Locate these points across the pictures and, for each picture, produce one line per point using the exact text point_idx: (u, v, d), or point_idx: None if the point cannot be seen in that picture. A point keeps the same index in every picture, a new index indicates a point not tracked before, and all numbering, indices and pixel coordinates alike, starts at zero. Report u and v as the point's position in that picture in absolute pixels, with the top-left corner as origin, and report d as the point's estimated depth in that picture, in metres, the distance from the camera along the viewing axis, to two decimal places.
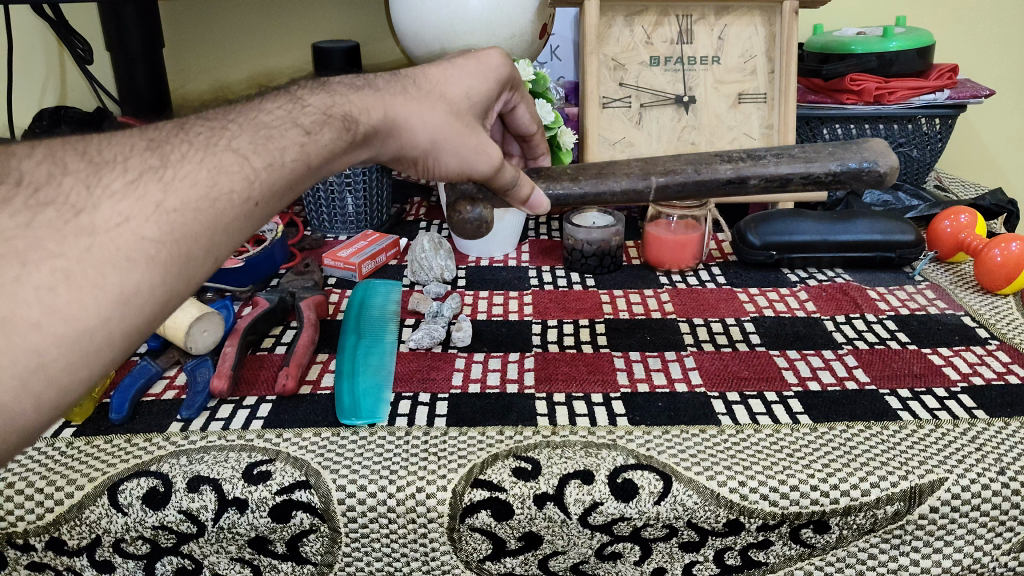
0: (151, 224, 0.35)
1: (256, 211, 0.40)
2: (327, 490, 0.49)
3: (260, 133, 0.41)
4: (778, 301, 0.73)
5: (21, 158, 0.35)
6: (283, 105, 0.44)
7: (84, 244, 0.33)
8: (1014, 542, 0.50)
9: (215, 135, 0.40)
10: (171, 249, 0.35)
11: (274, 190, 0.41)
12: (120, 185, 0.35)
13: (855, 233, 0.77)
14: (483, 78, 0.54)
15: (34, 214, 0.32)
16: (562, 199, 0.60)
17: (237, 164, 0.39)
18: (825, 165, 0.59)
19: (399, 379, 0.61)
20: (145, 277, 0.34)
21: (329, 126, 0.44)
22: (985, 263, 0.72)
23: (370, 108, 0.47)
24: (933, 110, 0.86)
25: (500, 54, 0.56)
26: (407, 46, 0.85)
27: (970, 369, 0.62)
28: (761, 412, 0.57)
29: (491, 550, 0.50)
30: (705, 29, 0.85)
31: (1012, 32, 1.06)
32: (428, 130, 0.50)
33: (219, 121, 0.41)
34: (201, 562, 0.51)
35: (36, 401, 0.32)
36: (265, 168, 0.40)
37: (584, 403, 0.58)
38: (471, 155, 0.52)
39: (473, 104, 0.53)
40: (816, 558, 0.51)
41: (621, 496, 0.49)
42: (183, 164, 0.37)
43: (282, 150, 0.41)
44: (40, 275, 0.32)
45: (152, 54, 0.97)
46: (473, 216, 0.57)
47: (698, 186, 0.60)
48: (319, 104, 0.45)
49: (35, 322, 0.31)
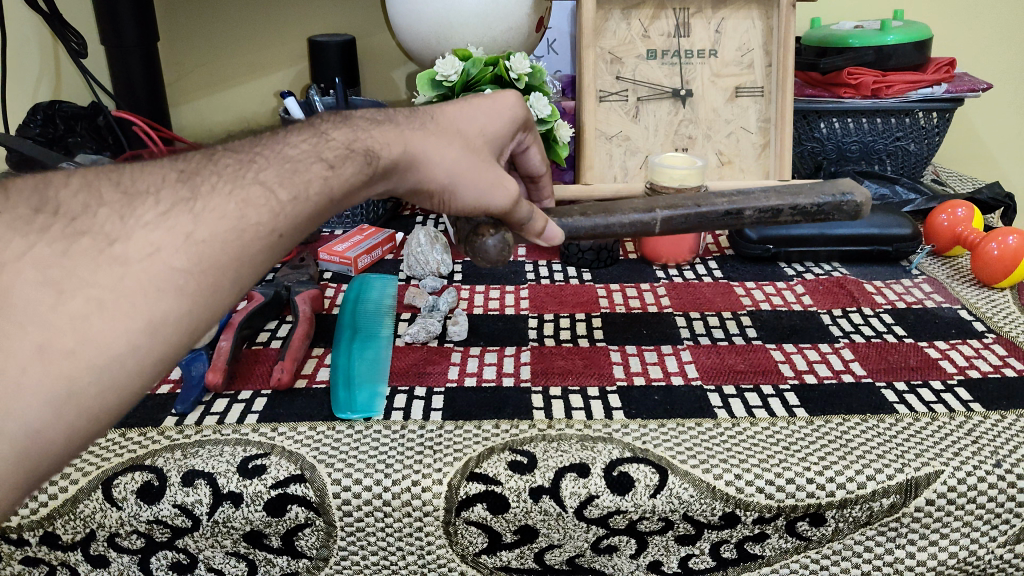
0: (180, 254, 0.35)
1: (283, 240, 0.39)
2: (323, 483, 0.49)
3: (287, 167, 0.41)
4: (775, 295, 0.73)
5: (57, 187, 0.35)
6: (309, 138, 0.44)
7: (116, 273, 0.33)
8: (1010, 535, 0.50)
9: (241, 167, 0.40)
10: (203, 280, 0.35)
11: (296, 224, 0.40)
12: (152, 217, 0.35)
13: (853, 227, 0.77)
14: (499, 118, 0.53)
15: (70, 243, 0.33)
16: (573, 232, 0.59)
17: (264, 197, 0.38)
18: (810, 198, 0.61)
19: (395, 375, 0.61)
20: (175, 306, 0.34)
21: (352, 160, 0.43)
22: (981, 257, 0.72)
23: (392, 143, 0.46)
24: (931, 104, 0.85)
25: (518, 96, 0.55)
26: (402, 38, 0.84)
27: (967, 363, 0.61)
28: (758, 406, 0.57)
29: (487, 543, 0.50)
30: (702, 22, 0.85)
31: (1010, 24, 1.05)
32: (443, 160, 0.48)
33: (247, 153, 0.41)
34: (196, 557, 0.50)
35: (68, 428, 0.32)
36: (290, 202, 0.39)
37: (581, 397, 0.58)
38: (488, 190, 0.51)
39: (489, 141, 0.52)
40: (812, 551, 0.50)
41: (617, 489, 0.49)
42: (212, 196, 0.37)
43: (306, 183, 0.41)
44: (74, 304, 0.32)
45: (147, 47, 0.99)
46: (494, 242, 0.54)
47: (700, 219, 0.60)
48: (342, 138, 0.45)
49: (69, 350, 0.32)
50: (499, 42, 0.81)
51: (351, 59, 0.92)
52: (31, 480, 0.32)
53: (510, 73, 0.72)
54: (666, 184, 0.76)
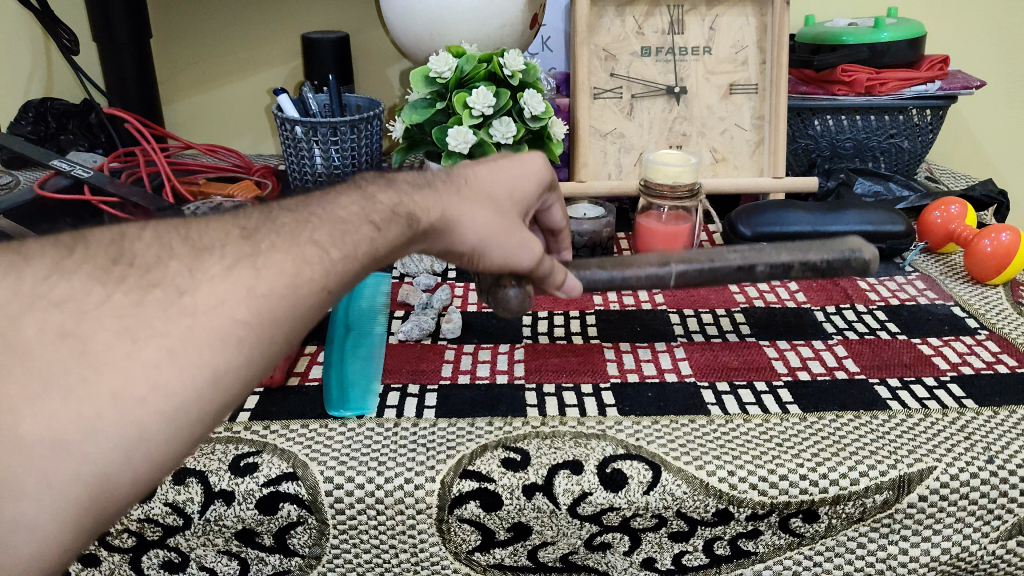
0: (243, 306, 0.34)
1: (331, 298, 0.38)
2: (315, 481, 0.49)
3: (337, 228, 0.39)
4: (769, 292, 0.73)
5: (131, 239, 0.35)
6: (356, 200, 0.42)
7: (185, 322, 0.32)
8: (1003, 530, 0.50)
9: (297, 227, 0.38)
10: (263, 333, 0.34)
11: (346, 283, 0.39)
12: (218, 270, 0.34)
13: (845, 224, 0.76)
14: (527, 180, 0.51)
15: (144, 293, 0.32)
16: (589, 285, 0.57)
17: (318, 257, 0.37)
18: (821, 254, 0.57)
19: (388, 372, 0.61)
20: (236, 357, 0.33)
21: (397, 224, 0.42)
22: (975, 254, 0.72)
23: (430, 206, 0.44)
24: (925, 101, 0.85)
25: (543, 157, 0.53)
26: (396, 36, 0.84)
27: (960, 359, 0.62)
28: (751, 403, 0.57)
29: (480, 541, 0.50)
30: (696, 19, 0.85)
31: (1002, 22, 1.06)
32: (476, 226, 0.46)
33: (303, 213, 0.40)
34: (188, 555, 0.50)
35: (134, 474, 0.31)
36: (341, 260, 0.38)
37: (574, 394, 0.58)
38: (516, 251, 0.48)
39: (518, 202, 0.50)
40: (805, 547, 0.51)
41: (610, 486, 0.49)
42: (273, 254, 0.36)
43: (356, 244, 0.39)
44: (147, 352, 0.31)
45: (140, 44, 0.98)
46: (515, 294, 0.52)
47: (715, 273, 0.56)
48: (387, 201, 0.43)
49: (141, 397, 0.31)
50: (493, 40, 0.81)
51: (345, 56, 0.92)
52: (92, 528, 0.31)
53: (504, 70, 0.72)
54: (661, 181, 0.76)
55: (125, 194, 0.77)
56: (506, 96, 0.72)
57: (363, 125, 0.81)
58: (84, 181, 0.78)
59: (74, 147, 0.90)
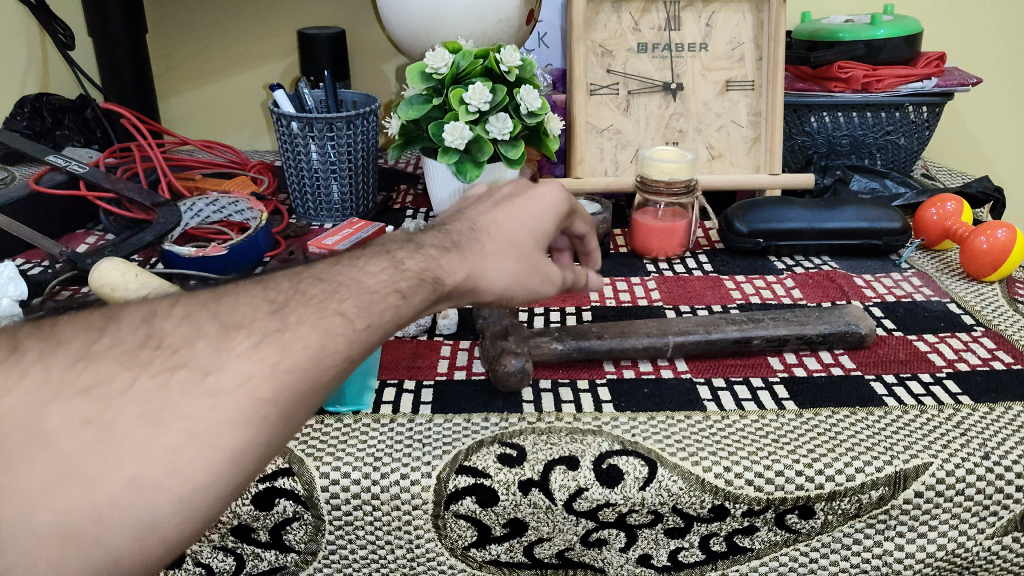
0: (268, 384, 0.33)
1: (353, 369, 0.37)
2: (310, 477, 0.49)
3: (366, 297, 0.38)
4: (765, 289, 0.73)
5: (160, 315, 0.34)
6: (386, 265, 0.41)
7: (207, 404, 0.31)
8: (998, 526, 0.51)
9: (327, 295, 0.37)
10: (287, 408, 0.33)
11: (370, 349, 0.38)
12: (245, 346, 0.33)
13: (842, 221, 0.77)
14: (547, 212, 0.50)
15: (167, 377, 0.31)
16: (588, 353, 0.60)
17: (344, 328, 0.36)
18: (817, 327, 0.62)
19: (385, 368, 0.61)
20: (256, 437, 0.32)
21: (425, 288, 0.41)
22: (970, 251, 0.72)
23: (453, 268, 0.43)
24: (921, 98, 0.85)
25: (559, 185, 0.51)
26: (392, 31, 0.84)
27: (956, 356, 0.62)
28: (747, 399, 0.57)
29: (476, 537, 0.50)
30: (693, 16, 0.85)
31: (998, 18, 1.06)
32: (504, 278, 0.45)
33: (332, 280, 0.39)
34: (184, 550, 0.50)
35: (141, 567, 0.29)
36: (368, 329, 0.37)
37: (570, 390, 0.58)
38: (540, 286, 0.48)
39: (537, 237, 0.49)
40: (801, 543, 0.51)
41: (606, 481, 0.49)
42: (301, 326, 0.35)
43: (383, 313, 0.38)
44: (167, 437, 0.30)
45: (135, 39, 0.98)
46: (516, 369, 0.56)
47: (710, 345, 0.60)
48: (416, 265, 0.42)
49: (157, 484, 0.29)
50: (488, 36, 0.81)
51: (341, 51, 0.92)
52: None
53: (500, 65, 0.72)
54: (657, 177, 0.76)
55: (121, 188, 0.77)
56: (502, 91, 0.72)
57: (359, 121, 0.81)
58: (80, 177, 0.78)
59: (70, 143, 0.90)
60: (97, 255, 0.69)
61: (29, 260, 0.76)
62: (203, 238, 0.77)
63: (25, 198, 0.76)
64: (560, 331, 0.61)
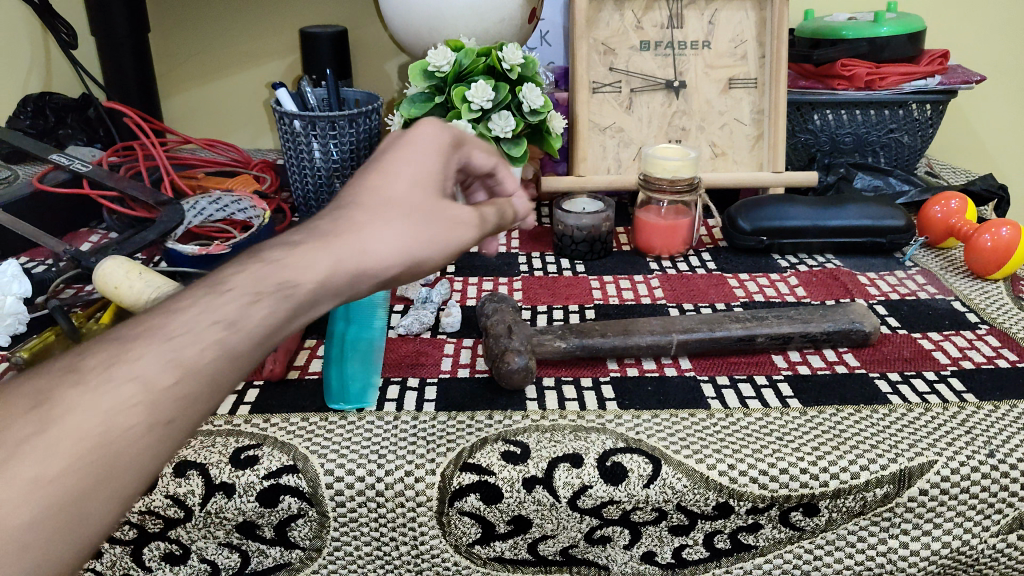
0: (30, 501, 0.26)
1: (164, 440, 0.30)
2: (315, 474, 0.49)
3: (171, 344, 0.31)
4: (768, 287, 0.73)
5: None
6: (199, 296, 0.33)
7: None
8: (1003, 524, 0.50)
9: (114, 357, 0.30)
10: (66, 518, 0.27)
11: (186, 412, 0.30)
12: None
13: (845, 218, 0.77)
14: (429, 157, 0.43)
15: None
16: (593, 350, 0.60)
17: (139, 394, 0.29)
18: (821, 325, 0.61)
19: (389, 366, 0.61)
20: (25, 565, 0.26)
21: (262, 306, 0.33)
22: (974, 249, 0.72)
23: (313, 261, 0.35)
24: (924, 96, 0.85)
25: (426, 124, 0.45)
26: (394, 30, 0.84)
27: (960, 354, 0.62)
28: (751, 397, 0.57)
29: (481, 534, 0.50)
30: (695, 13, 0.85)
31: (1001, 16, 1.06)
32: (399, 233, 0.38)
33: (121, 337, 0.31)
34: (189, 547, 0.50)
35: None
36: (174, 386, 0.30)
37: (574, 388, 0.58)
38: (449, 232, 0.41)
39: (422, 180, 0.41)
40: (805, 541, 0.51)
41: (611, 479, 0.49)
42: (73, 410, 0.28)
43: (196, 357, 0.31)
44: None
45: (138, 38, 0.98)
46: (519, 368, 0.56)
47: (714, 343, 0.60)
48: (246, 280, 0.34)
49: None
50: (491, 34, 0.81)
51: (343, 50, 0.92)
52: None
53: (503, 64, 0.72)
54: (660, 175, 0.76)
55: (124, 186, 0.77)
56: (505, 89, 0.72)
57: (361, 119, 0.81)
58: (82, 174, 0.79)
59: (73, 142, 0.90)
60: (101, 254, 0.68)
61: (33, 258, 0.76)
62: (206, 236, 0.78)
63: (29, 197, 0.76)
64: (563, 330, 0.61)
